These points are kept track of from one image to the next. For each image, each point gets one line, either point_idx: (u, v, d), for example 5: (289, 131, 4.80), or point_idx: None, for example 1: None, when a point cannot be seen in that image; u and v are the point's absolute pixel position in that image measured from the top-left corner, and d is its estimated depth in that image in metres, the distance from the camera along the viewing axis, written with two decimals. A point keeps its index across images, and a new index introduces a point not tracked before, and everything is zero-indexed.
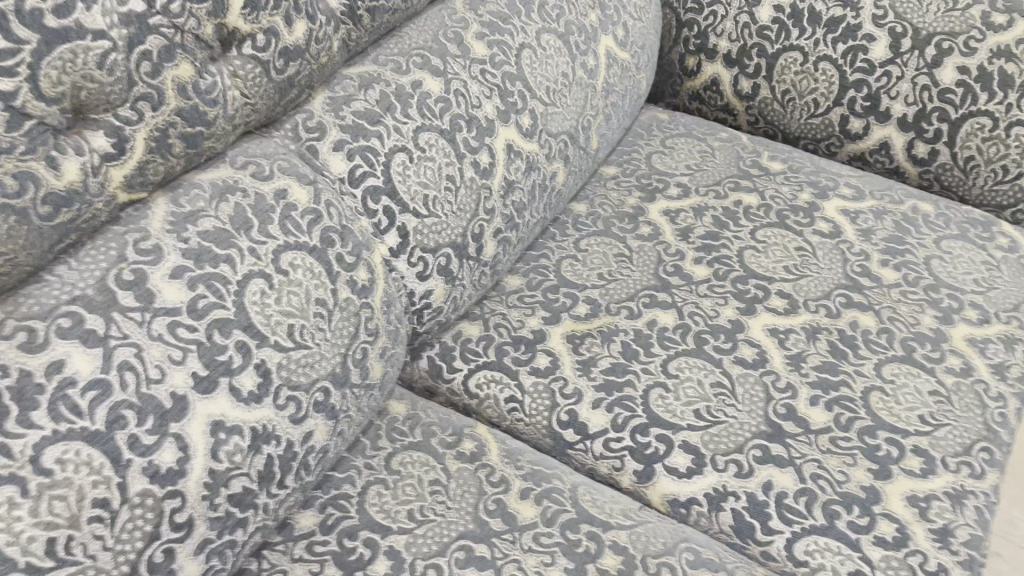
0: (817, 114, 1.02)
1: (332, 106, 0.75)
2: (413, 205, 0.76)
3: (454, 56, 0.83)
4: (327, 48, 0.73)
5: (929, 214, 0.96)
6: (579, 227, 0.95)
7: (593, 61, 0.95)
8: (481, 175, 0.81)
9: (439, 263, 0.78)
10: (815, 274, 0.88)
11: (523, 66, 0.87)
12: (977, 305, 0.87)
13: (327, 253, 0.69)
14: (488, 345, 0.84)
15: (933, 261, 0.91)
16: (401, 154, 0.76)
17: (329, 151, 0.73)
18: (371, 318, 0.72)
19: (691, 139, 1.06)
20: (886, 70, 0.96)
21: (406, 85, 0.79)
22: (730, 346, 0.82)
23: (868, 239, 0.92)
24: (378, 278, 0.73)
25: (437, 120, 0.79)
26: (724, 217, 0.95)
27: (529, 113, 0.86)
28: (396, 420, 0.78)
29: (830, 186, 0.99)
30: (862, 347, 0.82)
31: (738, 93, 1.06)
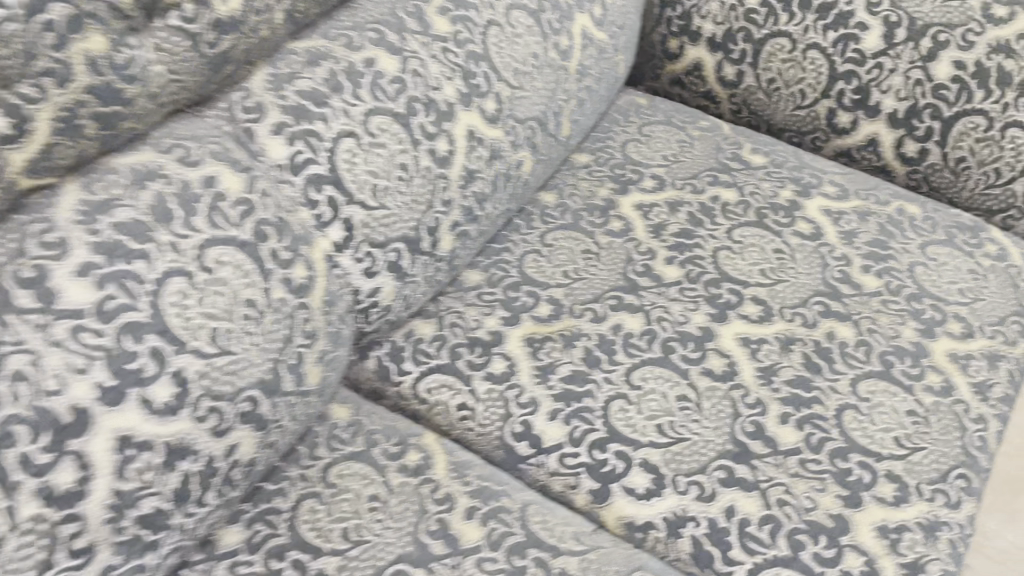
0: (803, 105, 0.96)
1: (273, 84, 0.68)
2: (361, 196, 0.70)
3: (413, 32, 0.76)
4: (268, 20, 0.66)
5: (915, 217, 0.91)
6: (546, 219, 0.89)
7: (567, 41, 0.88)
8: (438, 164, 0.75)
9: (389, 259, 0.72)
10: (792, 279, 0.83)
11: (489, 45, 0.80)
12: (961, 319, 0.82)
13: (260, 249, 0.63)
14: (442, 347, 0.78)
15: (917, 268, 0.86)
16: (349, 139, 0.69)
17: (267, 135, 0.66)
18: (309, 320, 0.66)
19: (669, 127, 1.00)
20: (878, 62, 0.91)
21: (358, 63, 0.72)
22: (698, 356, 0.76)
23: (851, 243, 0.87)
24: (318, 276, 0.67)
25: (391, 102, 0.72)
26: (700, 213, 0.89)
27: (494, 97, 0.80)
28: (337, 427, 0.73)
29: (814, 183, 0.93)
30: (839, 361, 0.77)
31: (721, 79, 1.00)
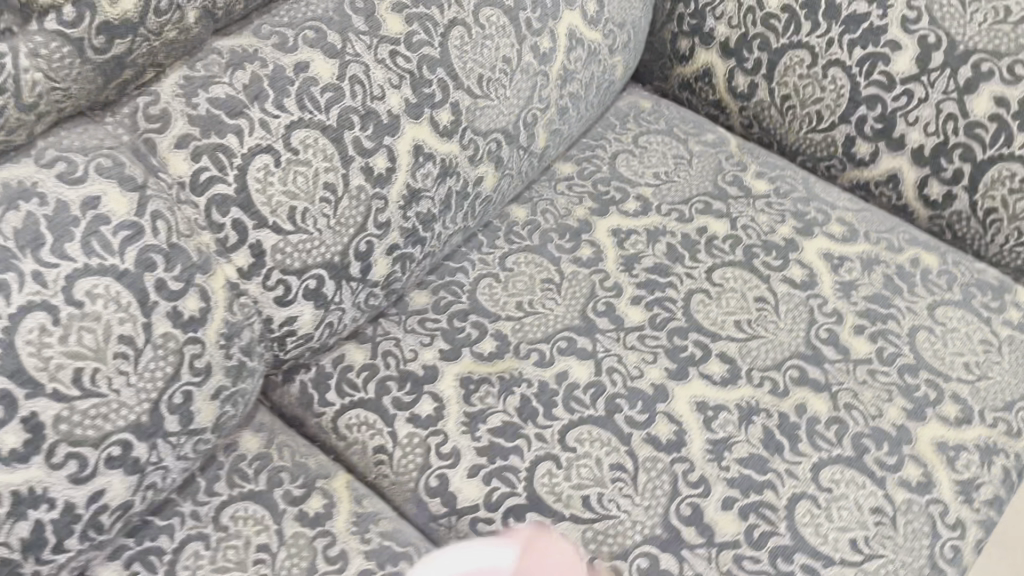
0: (819, 129, 0.85)
1: (184, 89, 0.62)
2: (274, 219, 0.63)
3: (358, 33, 0.68)
4: (178, 20, 0.59)
5: (929, 270, 0.80)
6: (511, 238, 0.82)
7: (549, 43, 0.78)
8: (374, 184, 0.68)
9: (307, 287, 0.66)
10: (770, 336, 0.74)
11: (449, 49, 0.72)
12: (959, 400, 0.72)
13: (143, 280, 0.57)
14: (370, 378, 0.72)
15: (919, 334, 0.75)
16: (265, 156, 0.62)
17: (169, 147, 0.60)
18: (201, 356, 0.60)
19: (668, 139, 0.90)
20: (908, 89, 0.79)
21: (287, 67, 0.65)
22: (645, 419, 0.69)
23: (847, 296, 0.77)
24: (216, 308, 0.61)
25: (320, 114, 0.65)
26: (681, 247, 0.80)
27: (450, 108, 0.72)
28: (242, 460, 0.68)
29: (819, 220, 0.83)
30: (803, 441, 0.68)
31: (732, 89, 0.89)
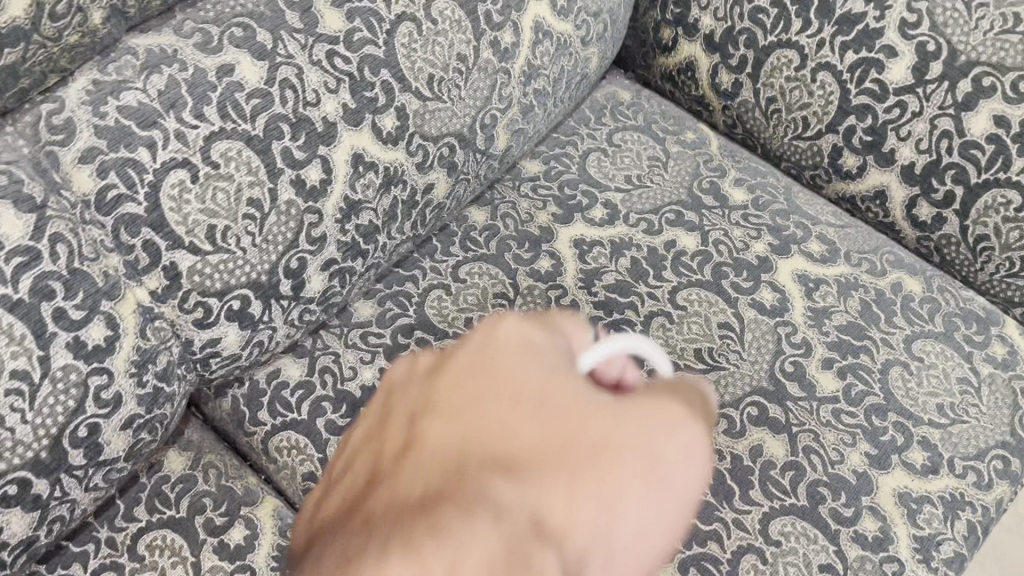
0: (804, 136, 0.79)
1: (92, 96, 0.56)
2: (191, 240, 0.58)
3: (292, 31, 0.62)
4: (79, 22, 0.53)
5: (911, 297, 0.75)
6: (466, 244, 0.77)
7: (512, 37, 0.72)
8: (306, 198, 0.63)
9: (230, 308, 0.62)
10: (732, 368, 0.69)
11: (396, 47, 0.65)
12: (928, 446, 0.67)
13: (40, 310, 0.53)
14: (305, 397, 0.69)
15: (893, 370, 0.71)
16: (180, 171, 0.58)
17: (72, 163, 0.55)
18: (108, 386, 0.57)
19: (645, 137, 0.84)
20: (901, 100, 0.72)
21: (209, 70, 0.59)
22: None
23: (818, 325, 0.72)
24: (125, 336, 0.57)
25: (245, 123, 0.60)
26: (645, 262, 0.75)
27: (395, 112, 0.66)
28: (165, 481, 0.66)
29: (797, 236, 0.77)
30: (755, 487, 0.64)
31: (716, 86, 0.82)
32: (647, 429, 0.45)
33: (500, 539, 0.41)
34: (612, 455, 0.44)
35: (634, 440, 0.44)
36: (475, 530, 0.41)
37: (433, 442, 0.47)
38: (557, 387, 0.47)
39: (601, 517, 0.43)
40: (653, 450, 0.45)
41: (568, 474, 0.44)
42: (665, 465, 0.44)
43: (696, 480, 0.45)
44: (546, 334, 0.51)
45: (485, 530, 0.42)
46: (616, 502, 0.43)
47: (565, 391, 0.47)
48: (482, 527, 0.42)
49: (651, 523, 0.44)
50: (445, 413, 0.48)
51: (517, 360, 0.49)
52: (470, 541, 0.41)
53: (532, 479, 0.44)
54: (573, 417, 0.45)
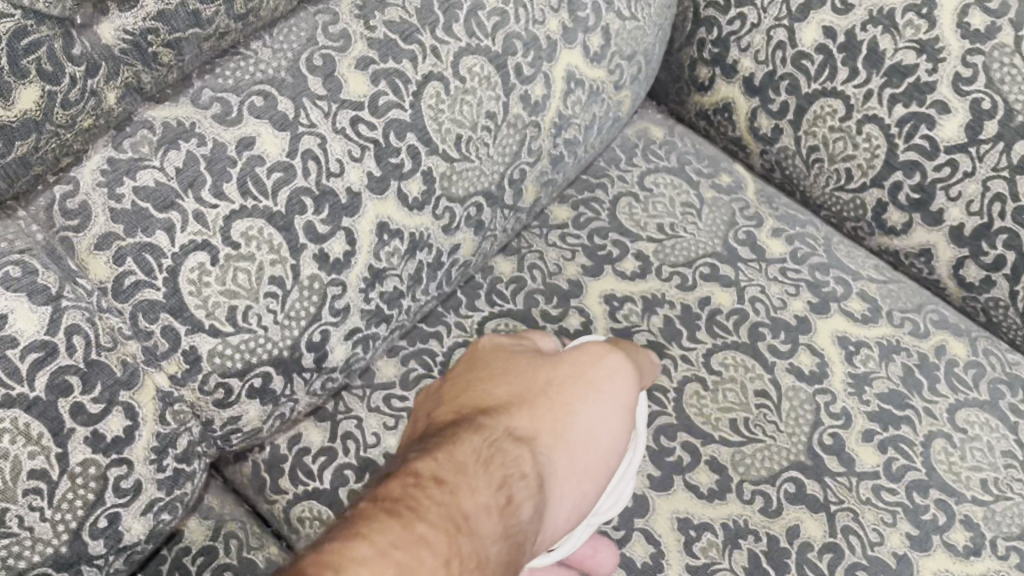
0: (847, 188, 0.75)
1: (107, 176, 0.54)
2: (212, 322, 0.56)
3: (314, 98, 0.59)
4: (93, 106, 0.51)
5: (955, 361, 0.73)
6: (492, 298, 0.74)
7: (542, 90, 0.69)
8: (330, 271, 0.60)
9: (252, 385, 0.60)
10: (768, 441, 0.67)
11: (423, 109, 0.63)
12: (970, 526, 0.65)
13: (57, 406, 0.51)
14: (327, 465, 0.67)
15: (936, 442, 0.68)
16: (200, 254, 0.55)
17: (88, 250, 0.53)
18: (128, 475, 0.55)
19: (678, 180, 0.81)
20: (952, 159, 0.68)
21: (228, 144, 0.56)
22: (620, 536, 0.63)
23: (858, 393, 0.70)
24: (144, 423, 0.56)
25: (266, 199, 0.57)
26: (679, 321, 0.73)
27: (422, 177, 0.64)
28: (186, 554, 0.64)
29: (837, 293, 0.75)
30: (791, 571, 0.62)
31: (754, 130, 0.79)
32: (590, 369, 0.62)
33: (488, 449, 0.54)
34: (558, 388, 0.60)
35: (575, 359, 0.62)
36: (468, 446, 0.54)
37: (428, 417, 0.60)
38: (516, 364, 0.62)
39: (561, 427, 0.58)
40: (592, 384, 0.61)
41: (542, 431, 0.57)
42: (598, 395, 0.60)
43: (625, 390, 0.61)
44: (512, 339, 0.65)
45: (479, 447, 0.54)
46: (576, 411, 0.59)
47: (523, 362, 0.62)
48: (475, 444, 0.54)
49: (608, 415, 0.60)
50: (439, 400, 0.61)
51: (493, 356, 0.63)
52: (471, 470, 0.52)
53: (503, 435, 0.56)
54: (536, 378, 0.61)
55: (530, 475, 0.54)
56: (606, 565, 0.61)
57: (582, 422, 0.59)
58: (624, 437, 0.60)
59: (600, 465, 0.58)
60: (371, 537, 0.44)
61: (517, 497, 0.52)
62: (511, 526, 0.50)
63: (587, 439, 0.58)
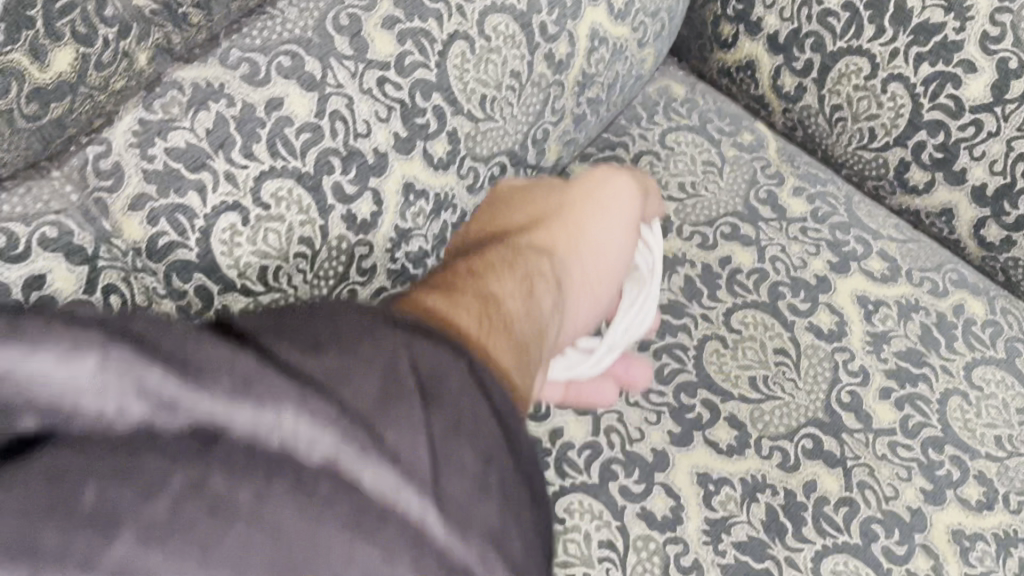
0: (870, 147, 0.76)
1: (139, 137, 0.54)
2: (243, 282, 0.57)
3: (341, 58, 0.59)
4: (125, 67, 0.53)
5: (973, 320, 0.73)
6: None
7: (566, 48, 0.69)
8: (357, 231, 0.61)
9: None
10: (787, 398, 0.68)
11: (448, 69, 0.63)
12: (984, 482, 0.66)
13: None
14: None
15: (952, 400, 0.69)
16: (231, 215, 0.56)
17: (122, 211, 0.53)
18: None
19: (700, 139, 0.81)
20: (977, 119, 0.68)
21: (257, 105, 0.56)
22: (641, 490, 0.65)
23: (876, 351, 0.71)
24: None
25: (295, 159, 0.58)
26: (700, 281, 0.74)
27: (447, 137, 0.64)
28: None
29: (857, 252, 0.75)
30: (808, 524, 0.64)
31: (777, 88, 0.79)
32: (593, 215, 0.72)
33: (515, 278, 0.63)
34: (569, 209, 0.72)
35: (581, 192, 0.73)
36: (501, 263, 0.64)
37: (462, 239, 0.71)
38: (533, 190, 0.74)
39: (575, 238, 0.70)
40: (601, 205, 0.72)
41: (560, 245, 0.70)
42: (609, 211, 0.72)
43: (629, 205, 0.72)
44: None
45: (508, 280, 0.62)
46: (587, 239, 0.71)
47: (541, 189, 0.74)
48: (501, 252, 0.66)
49: (614, 229, 0.72)
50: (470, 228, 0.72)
51: None
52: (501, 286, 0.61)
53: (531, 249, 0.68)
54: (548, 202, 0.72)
55: (549, 276, 0.65)
56: (642, 381, 0.68)
57: (582, 266, 0.69)
58: (625, 255, 0.72)
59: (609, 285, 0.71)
60: (452, 328, 0.52)
61: (541, 324, 0.60)
62: (534, 310, 0.61)
63: (601, 255, 0.71)
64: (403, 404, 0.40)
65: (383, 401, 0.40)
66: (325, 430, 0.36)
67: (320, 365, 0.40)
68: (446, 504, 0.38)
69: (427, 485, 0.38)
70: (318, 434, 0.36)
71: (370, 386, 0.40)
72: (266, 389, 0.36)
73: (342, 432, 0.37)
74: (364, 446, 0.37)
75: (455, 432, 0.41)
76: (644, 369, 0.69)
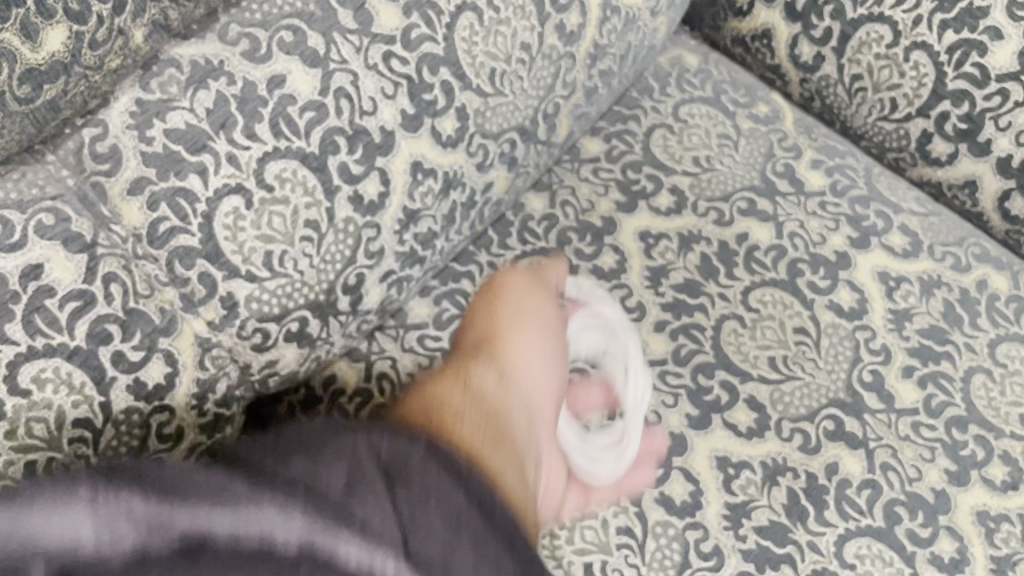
0: (890, 118, 0.73)
1: (136, 119, 0.52)
2: (248, 268, 0.55)
3: (345, 32, 0.56)
4: (121, 46, 0.50)
5: (997, 295, 0.71)
6: (524, 236, 0.73)
7: (578, 19, 0.66)
8: (364, 213, 0.59)
9: (288, 329, 0.59)
10: (808, 378, 0.67)
11: (456, 41, 0.60)
12: (1009, 461, 0.65)
13: (98, 355, 0.50)
14: (362, 407, 0.66)
15: (976, 377, 0.68)
16: (234, 198, 0.54)
17: (120, 196, 0.51)
18: (170, 422, 0.54)
19: (714, 111, 0.79)
20: (1003, 88, 0.66)
21: (259, 83, 0.54)
22: (660, 475, 0.63)
23: (898, 329, 0.69)
24: (184, 371, 0.54)
25: (299, 139, 0.55)
26: (716, 259, 0.72)
27: (456, 113, 0.62)
28: None
29: (877, 227, 0.73)
30: (830, 507, 0.62)
31: (795, 58, 0.76)
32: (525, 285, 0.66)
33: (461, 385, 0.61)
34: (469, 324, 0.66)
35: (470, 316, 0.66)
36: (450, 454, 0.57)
37: None
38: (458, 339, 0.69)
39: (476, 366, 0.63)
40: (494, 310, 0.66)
41: (500, 338, 0.64)
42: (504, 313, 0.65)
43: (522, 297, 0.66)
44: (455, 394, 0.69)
45: (452, 392, 0.59)
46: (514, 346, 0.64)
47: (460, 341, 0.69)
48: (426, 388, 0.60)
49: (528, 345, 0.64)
50: None
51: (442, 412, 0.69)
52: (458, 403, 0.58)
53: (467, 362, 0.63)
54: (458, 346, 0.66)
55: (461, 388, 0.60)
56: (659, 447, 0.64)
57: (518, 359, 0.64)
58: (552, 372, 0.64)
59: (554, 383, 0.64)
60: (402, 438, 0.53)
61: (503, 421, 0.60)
62: (476, 404, 0.59)
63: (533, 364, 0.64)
64: (369, 491, 0.46)
65: (350, 490, 0.46)
66: (289, 517, 0.43)
67: (290, 467, 0.47)
68: (415, 556, 0.45)
69: (402, 549, 0.45)
70: (291, 521, 0.43)
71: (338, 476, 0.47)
72: (238, 495, 0.44)
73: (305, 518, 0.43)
74: (331, 523, 0.44)
75: (423, 500, 0.47)
76: (664, 438, 0.64)
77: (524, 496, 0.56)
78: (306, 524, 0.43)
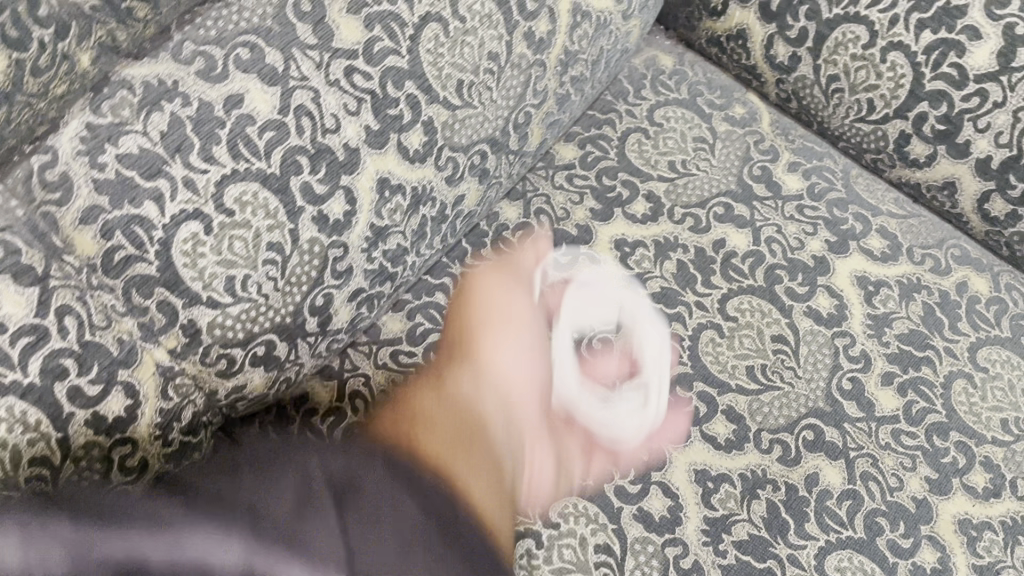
0: (867, 120, 0.73)
1: (87, 144, 0.50)
2: (209, 294, 0.53)
3: (305, 48, 0.55)
4: (66, 71, 0.49)
5: (977, 297, 0.71)
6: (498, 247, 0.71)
7: (548, 26, 0.65)
8: (330, 233, 0.57)
9: (255, 354, 0.57)
10: (787, 387, 0.66)
11: (422, 54, 0.59)
12: (991, 467, 0.64)
13: (53, 391, 0.48)
14: (336, 425, 0.63)
15: (957, 382, 0.67)
16: (193, 223, 0.52)
17: (72, 225, 0.49)
18: (133, 454, 0.53)
19: (689, 114, 0.78)
20: (981, 88, 0.65)
21: (215, 102, 0.52)
22: (638, 490, 0.62)
23: (878, 335, 0.68)
24: (146, 402, 0.53)
25: (259, 160, 0.54)
26: (693, 267, 0.71)
27: (423, 127, 0.60)
28: None
29: (855, 231, 0.73)
30: (810, 520, 0.61)
31: (771, 58, 0.76)
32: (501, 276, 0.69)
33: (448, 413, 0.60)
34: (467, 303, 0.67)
35: (472, 304, 0.67)
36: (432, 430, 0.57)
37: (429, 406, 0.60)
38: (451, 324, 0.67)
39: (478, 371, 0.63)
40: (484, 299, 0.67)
41: (472, 345, 0.65)
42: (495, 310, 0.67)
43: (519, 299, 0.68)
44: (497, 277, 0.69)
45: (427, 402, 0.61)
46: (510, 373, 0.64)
47: (461, 314, 0.67)
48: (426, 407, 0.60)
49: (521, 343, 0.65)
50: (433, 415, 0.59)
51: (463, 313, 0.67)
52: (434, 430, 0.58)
53: (448, 364, 0.64)
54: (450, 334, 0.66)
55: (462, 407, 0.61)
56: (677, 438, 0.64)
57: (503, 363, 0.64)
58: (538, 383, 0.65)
59: (529, 425, 0.63)
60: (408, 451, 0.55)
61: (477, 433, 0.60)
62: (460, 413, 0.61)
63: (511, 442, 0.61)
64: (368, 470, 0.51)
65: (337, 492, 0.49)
66: (227, 542, 0.42)
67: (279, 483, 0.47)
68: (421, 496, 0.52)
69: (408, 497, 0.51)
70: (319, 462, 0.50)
71: (285, 492, 0.47)
72: (176, 524, 0.42)
73: (244, 545, 0.42)
74: (323, 508, 0.47)
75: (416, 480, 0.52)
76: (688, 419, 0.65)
77: (495, 506, 0.56)
78: (239, 547, 0.42)
